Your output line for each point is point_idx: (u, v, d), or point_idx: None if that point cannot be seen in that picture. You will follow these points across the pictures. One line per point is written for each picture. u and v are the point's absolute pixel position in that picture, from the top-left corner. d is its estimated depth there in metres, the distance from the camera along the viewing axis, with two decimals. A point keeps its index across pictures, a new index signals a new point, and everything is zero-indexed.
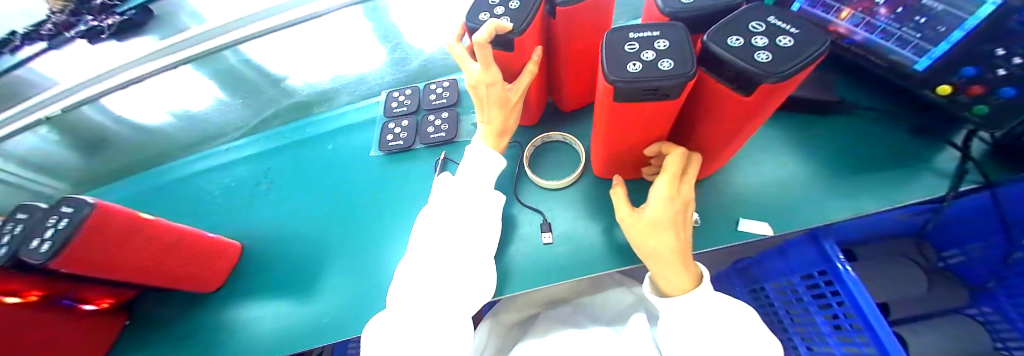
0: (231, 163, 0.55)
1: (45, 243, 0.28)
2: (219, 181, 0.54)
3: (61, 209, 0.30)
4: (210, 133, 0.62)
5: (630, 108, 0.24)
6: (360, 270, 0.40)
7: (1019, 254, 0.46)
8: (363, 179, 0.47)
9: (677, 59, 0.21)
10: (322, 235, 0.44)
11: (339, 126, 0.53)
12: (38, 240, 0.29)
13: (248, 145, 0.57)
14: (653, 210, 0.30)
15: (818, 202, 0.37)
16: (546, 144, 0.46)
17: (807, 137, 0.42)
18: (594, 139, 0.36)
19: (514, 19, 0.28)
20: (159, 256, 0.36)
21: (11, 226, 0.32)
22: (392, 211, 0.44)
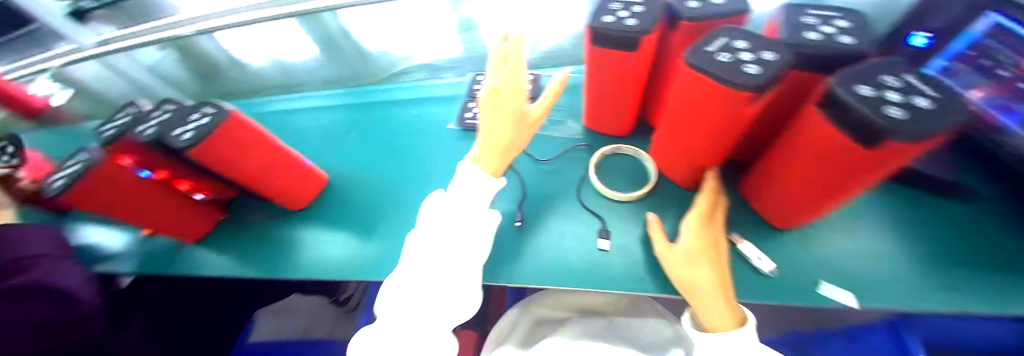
0: (320, 108, 0.62)
1: (190, 132, 0.34)
2: (311, 121, 0.60)
3: (204, 109, 0.36)
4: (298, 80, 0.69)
5: (739, 108, 0.28)
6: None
7: None
8: (434, 150, 0.51)
9: (775, 50, 0.27)
10: (390, 187, 0.48)
11: (421, 95, 0.58)
12: (184, 129, 0.35)
13: (338, 96, 0.63)
14: (685, 239, 0.32)
15: (914, 287, 0.33)
16: (618, 155, 0.45)
17: (909, 216, 0.38)
18: (683, 155, 0.37)
19: (639, 23, 0.32)
20: (267, 167, 0.41)
21: (159, 113, 0.39)
22: None
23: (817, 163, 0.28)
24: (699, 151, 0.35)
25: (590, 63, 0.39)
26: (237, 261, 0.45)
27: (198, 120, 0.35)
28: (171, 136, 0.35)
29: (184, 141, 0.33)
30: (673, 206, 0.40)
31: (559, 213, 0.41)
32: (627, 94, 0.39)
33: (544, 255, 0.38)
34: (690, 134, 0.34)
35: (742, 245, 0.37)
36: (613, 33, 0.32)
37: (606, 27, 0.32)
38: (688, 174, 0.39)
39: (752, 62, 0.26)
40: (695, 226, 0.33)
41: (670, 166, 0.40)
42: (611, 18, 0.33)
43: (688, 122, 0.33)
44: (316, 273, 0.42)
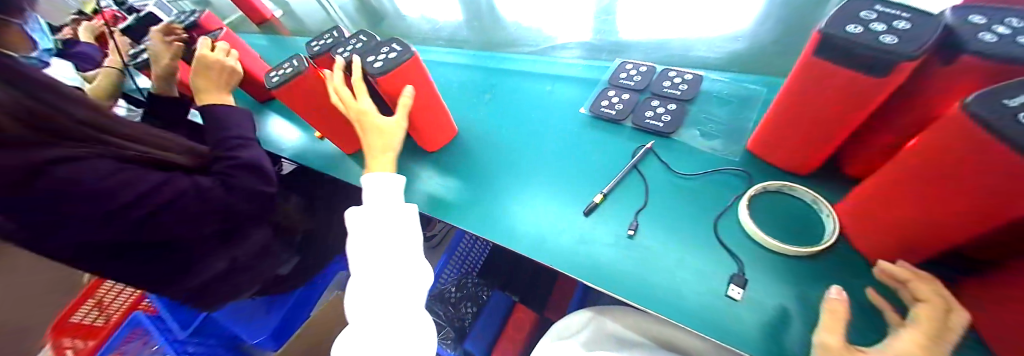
0: (460, 65, 0.66)
1: (380, 62, 0.40)
2: (450, 76, 0.65)
3: (391, 46, 0.41)
4: (443, 36, 0.75)
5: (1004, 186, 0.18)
6: (522, 199, 0.43)
7: None
8: (554, 129, 0.50)
9: None
10: (509, 152, 0.49)
11: (558, 73, 0.57)
12: (375, 59, 0.41)
13: (478, 57, 0.66)
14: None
15: None
16: (782, 195, 0.37)
17: None
18: (888, 223, 0.28)
19: (908, 43, 0.23)
20: (425, 108, 0.46)
21: (352, 42, 0.45)
22: (573, 167, 0.45)
23: None
24: (914, 227, 0.26)
25: (794, 79, 0.31)
26: None
27: (385, 54, 0.41)
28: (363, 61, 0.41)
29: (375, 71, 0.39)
30: (845, 282, 0.31)
31: (682, 241, 0.36)
32: (831, 127, 0.31)
33: (651, 277, 0.34)
34: (908, 201, 0.25)
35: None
36: (865, 51, 0.24)
37: (852, 40, 0.24)
38: (892, 255, 0.29)
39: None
40: (913, 348, 0.23)
41: (863, 230, 0.31)
42: (859, 28, 0.24)
43: (913, 186, 0.24)
44: (434, 209, 0.46)
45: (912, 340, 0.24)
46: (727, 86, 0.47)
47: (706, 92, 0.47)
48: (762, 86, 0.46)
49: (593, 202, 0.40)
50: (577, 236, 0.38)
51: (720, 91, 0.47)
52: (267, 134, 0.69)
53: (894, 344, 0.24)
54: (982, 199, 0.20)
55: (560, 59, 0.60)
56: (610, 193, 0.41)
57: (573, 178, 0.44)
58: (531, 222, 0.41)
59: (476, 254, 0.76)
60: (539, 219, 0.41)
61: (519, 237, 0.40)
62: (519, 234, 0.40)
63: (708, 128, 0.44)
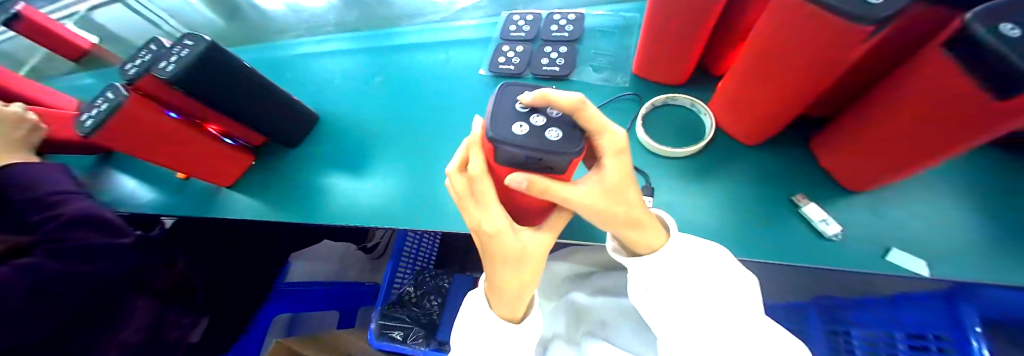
0: (342, 53, 0.58)
1: (549, 130, 0.20)
2: (334, 68, 0.57)
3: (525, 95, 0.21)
4: (316, 23, 0.64)
5: (823, 31, 0.21)
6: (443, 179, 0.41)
7: None
8: (457, 99, 0.47)
9: None
10: (419, 134, 0.46)
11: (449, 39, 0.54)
12: (521, 126, 0.20)
13: (361, 39, 0.59)
14: (615, 166, 0.23)
15: (1005, 265, 0.29)
16: (668, 105, 0.41)
17: (1018, 188, 0.32)
18: (747, 99, 0.32)
19: None
20: None
21: (177, 50, 0.36)
22: None
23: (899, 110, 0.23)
24: (768, 98, 0.30)
25: None
26: (268, 204, 0.46)
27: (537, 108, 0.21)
28: (502, 136, 0.19)
29: (547, 154, 0.19)
30: (725, 166, 0.37)
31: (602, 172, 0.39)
32: (695, 31, 0.33)
33: None
34: (761, 73, 0.29)
35: (807, 207, 0.33)
36: None
37: None
38: (751, 130, 0.35)
39: None
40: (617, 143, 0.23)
41: (734, 115, 0.35)
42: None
43: (762, 59, 0.27)
44: (355, 216, 0.42)
45: (612, 140, 0.22)
46: (608, 18, 0.49)
47: (590, 28, 0.49)
48: (636, 12, 0.49)
49: None
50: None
51: (603, 24, 0.49)
52: (116, 192, 0.54)
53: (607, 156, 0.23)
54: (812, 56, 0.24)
55: (448, 23, 0.56)
56: None
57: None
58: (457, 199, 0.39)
59: (427, 245, 0.72)
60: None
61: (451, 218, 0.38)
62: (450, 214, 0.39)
63: (598, 63, 0.46)
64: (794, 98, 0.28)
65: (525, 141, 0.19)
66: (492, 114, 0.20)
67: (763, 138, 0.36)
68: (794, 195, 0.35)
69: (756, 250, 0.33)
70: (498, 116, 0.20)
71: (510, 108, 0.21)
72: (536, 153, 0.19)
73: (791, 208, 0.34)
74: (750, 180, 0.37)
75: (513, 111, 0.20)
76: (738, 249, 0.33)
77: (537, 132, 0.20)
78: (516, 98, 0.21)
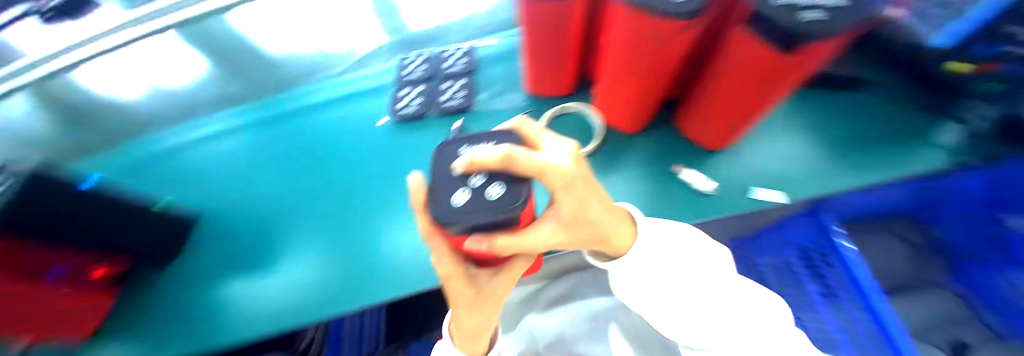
0: (233, 141, 0.55)
1: (494, 185, 0.19)
2: (224, 158, 0.53)
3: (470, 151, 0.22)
4: (194, 106, 0.58)
5: (654, 25, 0.26)
6: (358, 248, 0.39)
7: None
8: (363, 158, 0.46)
9: None
10: (330, 203, 0.43)
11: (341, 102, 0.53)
12: (465, 186, 0.20)
13: (252, 120, 0.56)
14: (571, 200, 0.22)
15: (834, 174, 0.38)
16: (563, 115, 0.46)
17: (825, 114, 0.43)
18: (623, 92, 0.38)
19: None
20: None
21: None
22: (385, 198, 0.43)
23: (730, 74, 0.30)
24: (638, 86, 0.36)
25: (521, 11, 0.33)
26: (141, 342, 0.38)
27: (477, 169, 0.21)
28: (449, 214, 0.19)
29: (494, 219, 0.19)
30: (623, 154, 0.43)
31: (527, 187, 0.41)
32: (566, 42, 0.36)
33: None
34: (625, 67, 0.34)
35: (684, 173, 0.40)
36: None
37: None
38: (632, 117, 0.41)
39: None
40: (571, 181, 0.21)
41: (615, 108, 0.41)
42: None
43: (625, 62, 0.34)
44: (250, 328, 0.36)
45: (565, 183, 0.19)
46: (497, 45, 0.52)
47: (483, 58, 0.51)
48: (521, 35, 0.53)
49: None
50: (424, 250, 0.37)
51: (493, 51, 0.51)
52: None
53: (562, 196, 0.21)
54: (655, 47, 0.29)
55: (338, 82, 0.55)
56: None
57: (401, 197, 0.42)
58: (375, 265, 0.37)
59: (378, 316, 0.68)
60: (383, 254, 0.38)
61: (373, 286, 0.36)
62: (372, 283, 0.36)
63: (496, 88, 0.48)
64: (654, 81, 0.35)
65: (470, 212, 0.19)
66: (434, 189, 0.21)
67: (643, 121, 0.42)
68: (674, 165, 0.42)
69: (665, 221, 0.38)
70: (441, 190, 0.21)
71: (451, 175, 0.21)
72: (482, 215, 0.19)
73: (672, 176, 0.41)
74: (646, 161, 0.42)
75: (454, 178, 0.21)
76: None
77: (482, 197, 0.19)
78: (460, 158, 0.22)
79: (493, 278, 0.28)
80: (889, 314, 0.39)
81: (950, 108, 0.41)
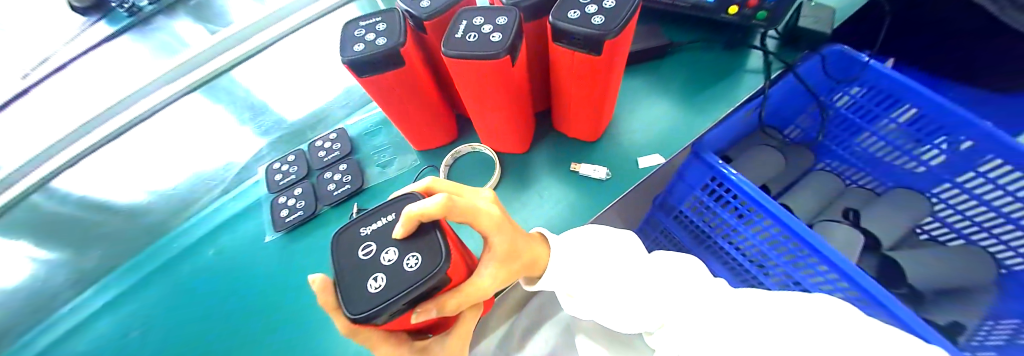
0: (128, 312, 0.50)
1: (410, 258, 0.18)
2: (128, 336, 0.48)
3: (375, 233, 0.20)
4: (65, 288, 0.53)
5: (478, 69, 0.30)
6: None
7: (908, 102, 0.51)
8: (276, 287, 0.46)
9: (503, 29, 0.29)
10: (255, 346, 0.43)
11: (237, 225, 0.53)
12: (378, 273, 0.18)
13: (146, 279, 0.52)
14: (501, 237, 0.24)
15: (679, 129, 0.49)
16: (459, 158, 0.49)
17: (657, 81, 0.54)
18: (499, 123, 0.41)
19: (391, 37, 0.30)
20: None
21: None
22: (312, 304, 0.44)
23: (569, 79, 0.35)
24: (507, 115, 0.39)
25: (371, 91, 0.35)
26: None
27: (382, 246, 0.19)
28: (356, 308, 0.17)
29: (406, 295, 0.17)
30: (523, 175, 0.47)
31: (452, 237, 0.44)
32: (426, 101, 0.39)
33: None
34: (486, 104, 0.37)
35: (582, 169, 0.45)
36: (380, 57, 0.30)
37: (363, 56, 0.29)
38: (517, 141, 0.46)
39: (476, 36, 0.29)
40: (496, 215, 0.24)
41: (500, 138, 0.45)
42: (362, 45, 0.30)
43: (480, 98, 0.36)
44: None
45: (490, 221, 0.23)
46: (366, 119, 0.55)
47: (356, 136, 0.54)
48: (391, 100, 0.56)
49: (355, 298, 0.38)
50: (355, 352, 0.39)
51: (366, 124, 0.55)
52: None
53: (494, 235, 0.24)
54: (499, 85, 0.33)
55: (223, 204, 0.55)
56: None
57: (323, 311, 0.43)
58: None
59: None
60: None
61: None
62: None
63: (383, 158, 0.51)
64: (516, 108, 0.39)
65: (382, 295, 0.17)
66: (338, 283, 0.18)
67: (527, 141, 0.47)
68: (572, 166, 0.46)
69: (572, 220, 0.43)
70: (345, 282, 0.18)
71: (354, 261, 0.19)
72: (400, 296, 0.17)
73: (574, 173, 0.46)
74: (545, 171, 0.47)
75: (358, 265, 0.19)
76: (568, 222, 0.43)
77: (391, 274, 0.18)
78: (359, 243, 0.20)
79: (445, 342, 0.26)
80: (792, 221, 0.41)
81: (739, 45, 0.54)
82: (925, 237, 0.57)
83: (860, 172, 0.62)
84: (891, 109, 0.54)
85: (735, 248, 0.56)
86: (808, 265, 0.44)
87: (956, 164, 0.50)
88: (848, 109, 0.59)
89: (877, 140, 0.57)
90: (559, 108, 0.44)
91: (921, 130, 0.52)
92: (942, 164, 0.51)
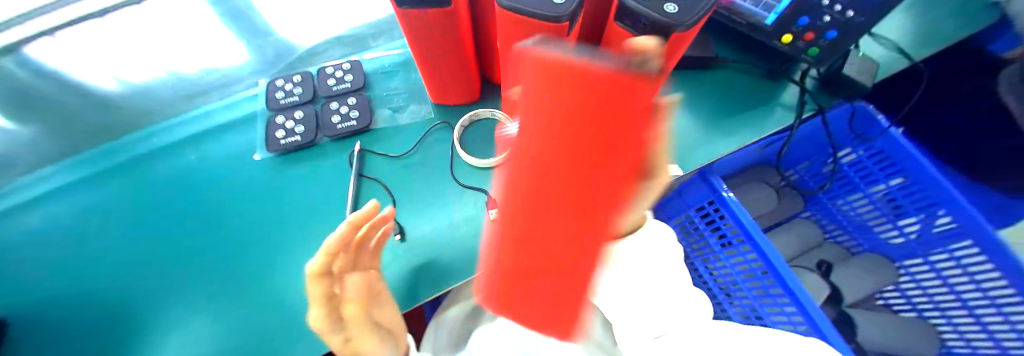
0: (76, 203, 0.46)
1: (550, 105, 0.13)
2: (80, 224, 0.45)
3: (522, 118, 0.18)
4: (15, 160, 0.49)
5: (530, 29, 0.27)
6: (251, 309, 0.38)
7: (897, 179, 0.54)
8: (256, 209, 0.43)
9: None
10: (222, 264, 0.41)
11: (224, 135, 0.49)
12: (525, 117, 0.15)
13: (110, 171, 0.48)
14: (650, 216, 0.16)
15: (700, 146, 0.48)
16: (475, 121, 0.47)
17: (692, 93, 0.52)
18: None
19: None
20: None
21: None
22: (287, 236, 0.41)
23: None
24: None
25: (406, 26, 0.32)
26: None
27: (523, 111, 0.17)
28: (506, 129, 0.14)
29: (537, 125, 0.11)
30: None
31: (445, 199, 0.41)
32: (458, 53, 0.37)
33: (447, 241, 0.38)
34: None
35: None
36: None
37: None
38: None
39: None
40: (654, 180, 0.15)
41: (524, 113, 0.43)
42: None
43: (519, 65, 0.34)
44: None
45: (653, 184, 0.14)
46: (384, 57, 0.51)
47: (371, 72, 0.50)
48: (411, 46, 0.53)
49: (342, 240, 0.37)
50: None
51: (382, 64, 0.51)
52: None
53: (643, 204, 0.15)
54: None
55: (209, 110, 0.51)
56: None
57: (299, 246, 0.40)
58: (270, 318, 0.37)
59: None
60: (278, 306, 0.37)
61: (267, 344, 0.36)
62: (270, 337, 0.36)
63: (396, 102, 0.48)
64: None
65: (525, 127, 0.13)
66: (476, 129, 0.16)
67: None
68: None
69: None
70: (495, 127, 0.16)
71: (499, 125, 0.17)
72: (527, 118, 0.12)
73: None
74: None
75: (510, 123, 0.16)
76: None
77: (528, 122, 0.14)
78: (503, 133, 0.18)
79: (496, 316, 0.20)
80: (777, 257, 0.42)
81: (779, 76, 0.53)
82: (881, 302, 0.59)
83: (842, 232, 0.63)
84: (888, 177, 0.55)
85: (709, 274, 0.56)
86: (775, 302, 0.46)
87: (932, 240, 0.53)
88: (850, 167, 0.58)
89: (866, 202, 0.58)
90: None
91: (909, 203, 0.54)
92: (917, 238, 0.54)
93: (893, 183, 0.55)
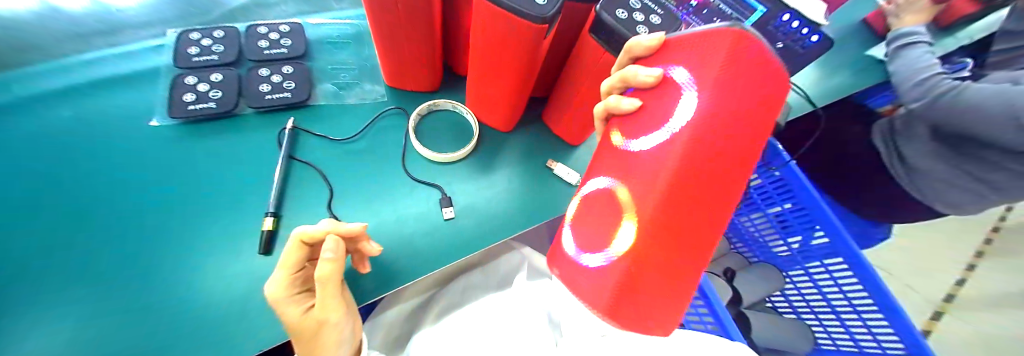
0: None
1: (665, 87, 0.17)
2: None
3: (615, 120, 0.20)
4: None
5: (503, 22, 0.26)
6: (108, 310, 0.29)
7: (787, 203, 0.61)
8: (144, 189, 0.35)
9: None
10: (78, 248, 0.32)
11: (112, 92, 0.40)
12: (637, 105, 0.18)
13: None
14: None
15: None
16: (433, 111, 0.44)
17: None
18: (495, 94, 0.38)
19: None
20: None
21: None
22: (182, 226, 0.33)
23: (585, 77, 0.34)
24: (506, 89, 0.36)
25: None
26: None
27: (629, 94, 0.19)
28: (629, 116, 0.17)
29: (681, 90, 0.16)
30: (495, 152, 0.44)
31: (393, 194, 0.38)
32: (423, 37, 0.34)
33: (392, 240, 0.35)
34: (491, 69, 0.34)
35: (557, 168, 0.43)
36: None
37: None
38: (504, 119, 0.42)
39: None
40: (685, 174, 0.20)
41: (488, 111, 0.42)
42: None
43: (490, 63, 0.33)
44: None
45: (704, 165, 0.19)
46: (332, 25, 0.46)
47: (317, 41, 0.44)
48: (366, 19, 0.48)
49: (265, 232, 0.32)
50: (230, 279, 0.31)
51: (330, 34, 0.45)
52: None
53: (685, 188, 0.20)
54: (516, 53, 0.30)
55: (79, 57, 0.39)
56: (282, 210, 0.35)
57: (197, 239, 0.33)
58: (137, 330, 0.28)
59: None
60: (149, 305, 0.30)
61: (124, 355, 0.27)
62: (125, 347, 0.28)
63: (344, 79, 0.43)
64: (520, 85, 0.36)
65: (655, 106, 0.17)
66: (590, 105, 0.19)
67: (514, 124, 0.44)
68: (547, 162, 0.44)
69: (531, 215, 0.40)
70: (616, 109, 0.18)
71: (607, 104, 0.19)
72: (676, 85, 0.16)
73: (549, 172, 0.43)
74: (521, 157, 0.44)
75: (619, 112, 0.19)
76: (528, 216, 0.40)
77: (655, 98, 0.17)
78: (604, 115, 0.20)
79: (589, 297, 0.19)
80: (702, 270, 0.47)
81: None
82: (770, 304, 0.72)
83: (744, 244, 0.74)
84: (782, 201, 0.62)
85: None
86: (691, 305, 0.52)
87: (812, 253, 0.61)
88: (755, 189, 0.65)
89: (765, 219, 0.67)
90: (558, 102, 0.42)
91: (798, 223, 0.60)
92: (800, 250, 0.63)
93: (786, 206, 0.61)
